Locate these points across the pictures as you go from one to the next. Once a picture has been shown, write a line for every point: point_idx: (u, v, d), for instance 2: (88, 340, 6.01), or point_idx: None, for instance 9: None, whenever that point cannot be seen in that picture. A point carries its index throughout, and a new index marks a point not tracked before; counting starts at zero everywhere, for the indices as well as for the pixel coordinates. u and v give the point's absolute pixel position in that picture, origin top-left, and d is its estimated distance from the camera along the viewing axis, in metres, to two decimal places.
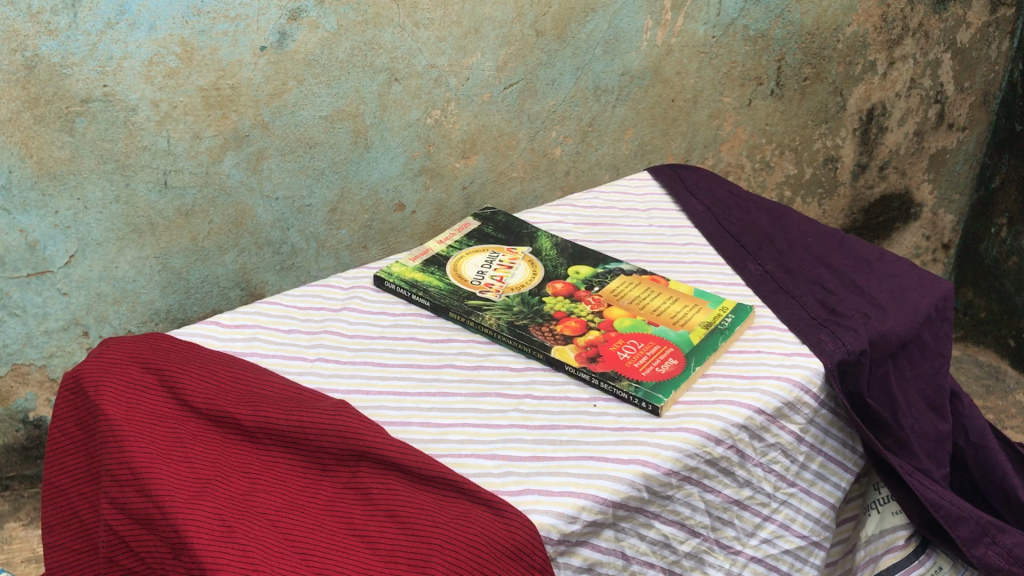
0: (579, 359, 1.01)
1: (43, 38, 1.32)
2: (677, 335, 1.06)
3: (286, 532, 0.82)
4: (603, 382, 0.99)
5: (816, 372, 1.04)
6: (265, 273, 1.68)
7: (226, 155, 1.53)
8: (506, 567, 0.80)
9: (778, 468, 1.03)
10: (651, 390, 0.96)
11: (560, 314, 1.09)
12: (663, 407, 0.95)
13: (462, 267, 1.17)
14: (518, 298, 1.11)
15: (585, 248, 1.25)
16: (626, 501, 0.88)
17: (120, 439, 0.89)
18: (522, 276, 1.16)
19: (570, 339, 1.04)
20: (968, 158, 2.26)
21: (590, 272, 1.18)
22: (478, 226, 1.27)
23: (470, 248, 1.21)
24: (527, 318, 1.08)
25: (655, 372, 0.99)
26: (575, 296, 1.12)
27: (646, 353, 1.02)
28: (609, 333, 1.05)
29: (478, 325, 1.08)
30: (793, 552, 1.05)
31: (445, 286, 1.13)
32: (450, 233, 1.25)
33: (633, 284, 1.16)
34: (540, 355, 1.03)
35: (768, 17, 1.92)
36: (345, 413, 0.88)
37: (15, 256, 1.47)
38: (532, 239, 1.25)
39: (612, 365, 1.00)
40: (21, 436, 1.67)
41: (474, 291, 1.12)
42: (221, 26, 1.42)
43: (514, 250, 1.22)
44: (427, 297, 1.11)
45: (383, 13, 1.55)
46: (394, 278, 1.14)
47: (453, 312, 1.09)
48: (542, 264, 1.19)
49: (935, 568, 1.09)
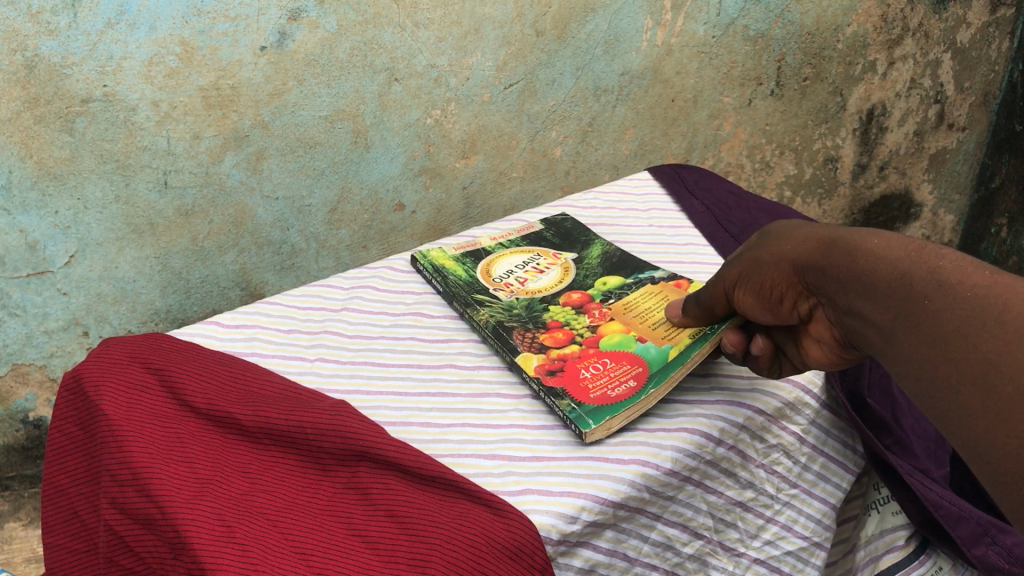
0: (538, 369, 0.98)
1: (43, 38, 1.31)
2: (657, 353, 0.99)
3: (286, 532, 0.82)
4: (548, 398, 0.95)
5: (816, 372, 1.04)
6: (265, 273, 1.70)
7: (226, 155, 1.53)
8: (506, 567, 0.80)
9: (780, 469, 1.03)
10: (584, 415, 0.91)
11: (555, 323, 1.07)
12: (587, 433, 0.89)
13: (496, 262, 1.20)
14: (525, 303, 1.10)
15: (633, 258, 1.22)
16: (626, 501, 0.88)
17: (120, 439, 0.88)
18: (546, 281, 1.16)
19: (543, 350, 1.02)
20: (967, 158, 2.28)
21: (617, 284, 1.15)
22: (541, 230, 1.30)
23: (516, 249, 1.24)
24: (519, 322, 1.07)
25: (603, 395, 0.94)
26: (583, 309, 1.10)
27: (607, 373, 0.97)
28: (586, 349, 1.01)
29: (472, 319, 1.08)
30: (795, 553, 1.04)
31: (465, 278, 1.16)
32: (507, 234, 1.29)
33: (651, 295, 1.12)
34: (506, 358, 1.02)
35: (768, 17, 1.91)
36: (345, 413, 0.88)
37: (15, 256, 1.47)
38: (583, 247, 1.25)
39: (564, 382, 0.96)
40: (21, 436, 1.67)
41: (490, 287, 1.14)
42: (221, 26, 1.42)
43: (559, 256, 1.22)
44: (443, 283, 1.14)
45: (383, 13, 1.54)
46: (427, 260, 1.18)
47: (458, 302, 1.11)
48: (574, 274, 1.18)
49: (935, 568, 1.08)
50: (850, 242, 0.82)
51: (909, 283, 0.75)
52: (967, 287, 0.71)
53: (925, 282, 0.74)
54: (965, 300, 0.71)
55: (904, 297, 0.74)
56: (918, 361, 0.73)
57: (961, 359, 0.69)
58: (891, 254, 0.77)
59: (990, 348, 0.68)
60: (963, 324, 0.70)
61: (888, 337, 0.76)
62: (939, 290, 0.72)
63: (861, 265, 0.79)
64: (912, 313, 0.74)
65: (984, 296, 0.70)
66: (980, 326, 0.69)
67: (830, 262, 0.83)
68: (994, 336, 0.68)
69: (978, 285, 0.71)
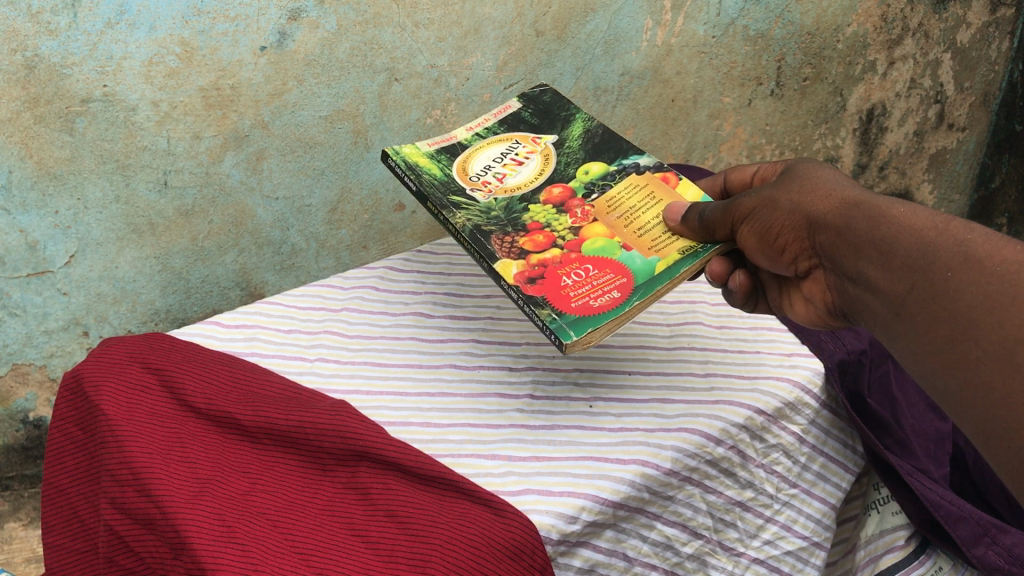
0: (519, 278, 0.96)
1: (43, 38, 1.31)
2: (642, 265, 0.98)
3: (286, 532, 0.82)
4: (527, 308, 0.92)
5: (815, 372, 1.05)
6: (265, 273, 1.70)
7: (226, 155, 1.53)
8: (506, 567, 0.80)
9: (780, 468, 1.02)
10: (567, 325, 0.89)
11: (536, 225, 1.03)
12: (569, 345, 0.87)
13: (473, 157, 1.12)
14: (504, 204, 1.06)
15: (618, 136, 1.15)
16: (626, 501, 0.89)
17: (120, 439, 0.89)
18: (526, 175, 1.10)
19: (523, 256, 0.99)
20: (967, 158, 2.28)
21: (600, 173, 1.10)
22: (518, 108, 1.19)
23: (493, 136, 1.15)
24: (498, 226, 1.02)
25: (585, 305, 0.92)
26: (566, 207, 1.06)
27: (590, 282, 0.95)
28: (568, 256, 1.00)
29: (445, 222, 1.02)
30: (795, 552, 1.02)
31: (440, 177, 1.08)
32: (483, 119, 1.18)
33: (638, 189, 1.08)
34: (482, 263, 0.98)
35: (767, 17, 1.91)
36: (345, 413, 0.88)
37: (15, 256, 1.47)
38: (563, 126, 1.17)
39: (545, 292, 0.94)
40: (21, 436, 1.67)
41: (466, 187, 1.07)
42: (221, 26, 1.42)
43: (538, 141, 1.14)
44: (416, 181, 1.06)
45: (383, 13, 1.54)
46: (398, 157, 1.09)
47: (431, 203, 1.04)
48: (555, 164, 1.12)
49: (935, 568, 1.08)
50: (874, 209, 0.87)
51: (933, 255, 0.80)
52: (993, 262, 0.76)
53: (951, 255, 0.79)
54: (990, 275, 0.75)
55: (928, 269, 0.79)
56: (935, 331, 0.78)
57: (978, 331, 0.75)
58: (918, 225, 0.82)
59: (1014, 322, 0.72)
60: (984, 297, 0.75)
61: (900, 302, 0.82)
62: (964, 265, 0.77)
63: (885, 232, 0.84)
64: (931, 284, 0.79)
65: (1008, 270, 0.75)
66: (1003, 300, 0.74)
67: (856, 226, 0.87)
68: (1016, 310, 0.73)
69: (1006, 261, 0.75)
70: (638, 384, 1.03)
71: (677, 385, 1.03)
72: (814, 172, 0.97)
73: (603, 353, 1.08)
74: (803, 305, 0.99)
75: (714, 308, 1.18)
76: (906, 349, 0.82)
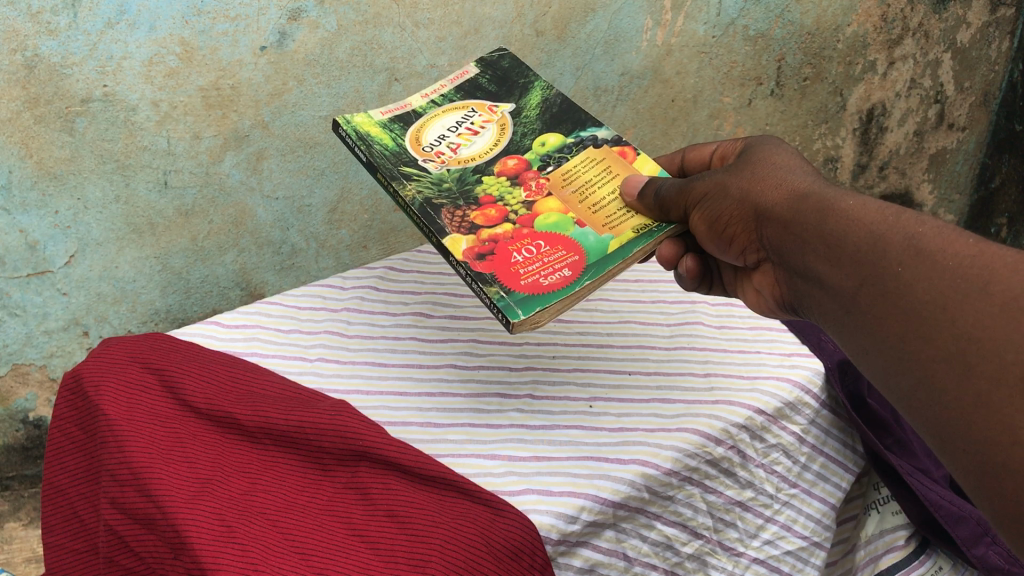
0: (468, 253, 0.93)
1: (43, 38, 1.31)
2: (596, 242, 0.96)
3: (286, 532, 0.82)
4: (475, 284, 0.90)
5: (815, 372, 1.05)
6: (265, 273, 1.70)
7: (226, 155, 1.53)
8: (506, 567, 0.80)
9: (780, 468, 1.02)
10: (514, 304, 0.87)
11: (488, 198, 1.00)
12: (517, 324, 0.85)
13: (427, 126, 1.08)
14: (456, 174, 1.02)
15: (576, 107, 1.12)
16: (626, 501, 0.89)
17: (120, 439, 0.89)
18: (480, 146, 1.06)
19: (472, 231, 0.96)
20: (967, 158, 2.29)
21: (557, 144, 1.07)
22: (476, 74, 1.15)
23: (449, 104, 1.10)
24: (449, 198, 0.99)
25: (535, 284, 0.90)
26: (519, 179, 1.03)
27: (541, 260, 0.93)
28: (519, 231, 0.97)
29: (396, 194, 0.98)
30: (794, 552, 1.02)
31: (391, 147, 1.04)
32: (439, 84, 1.14)
33: (593, 163, 1.06)
34: (432, 237, 0.95)
35: (768, 17, 1.90)
36: (345, 413, 0.88)
37: (15, 256, 1.47)
38: (522, 94, 1.12)
39: (494, 268, 0.92)
40: (21, 436, 1.67)
41: (418, 158, 1.03)
42: (221, 26, 1.41)
43: (495, 110, 1.10)
44: (366, 152, 1.02)
45: (383, 13, 1.54)
46: (349, 126, 1.04)
47: (381, 175, 1.00)
48: (511, 133, 1.08)
49: (936, 568, 1.08)
50: (825, 202, 0.85)
51: (882, 249, 0.77)
52: (944, 256, 0.73)
53: (900, 249, 0.76)
54: (941, 271, 0.72)
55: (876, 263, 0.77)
56: (884, 328, 0.76)
57: (930, 329, 0.71)
58: (867, 219, 0.80)
59: (967, 320, 0.69)
60: (935, 294, 0.72)
61: (849, 299, 0.79)
62: (915, 259, 0.74)
63: (835, 225, 0.82)
64: (880, 278, 0.76)
65: (960, 265, 0.72)
66: (957, 297, 0.70)
67: (807, 220, 0.85)
68: (968, 307, 0.69)
69: (960, 256, 0.72)
70: (638, 383, 1.03)
71: (677, 384, 1.03)
72: (775, 163, 0.95)
73: (603, 353, 1.08)
74: (755, 295, 1.02)
75: (713, 308, 1.17)
76: (860, 348, 0.79)
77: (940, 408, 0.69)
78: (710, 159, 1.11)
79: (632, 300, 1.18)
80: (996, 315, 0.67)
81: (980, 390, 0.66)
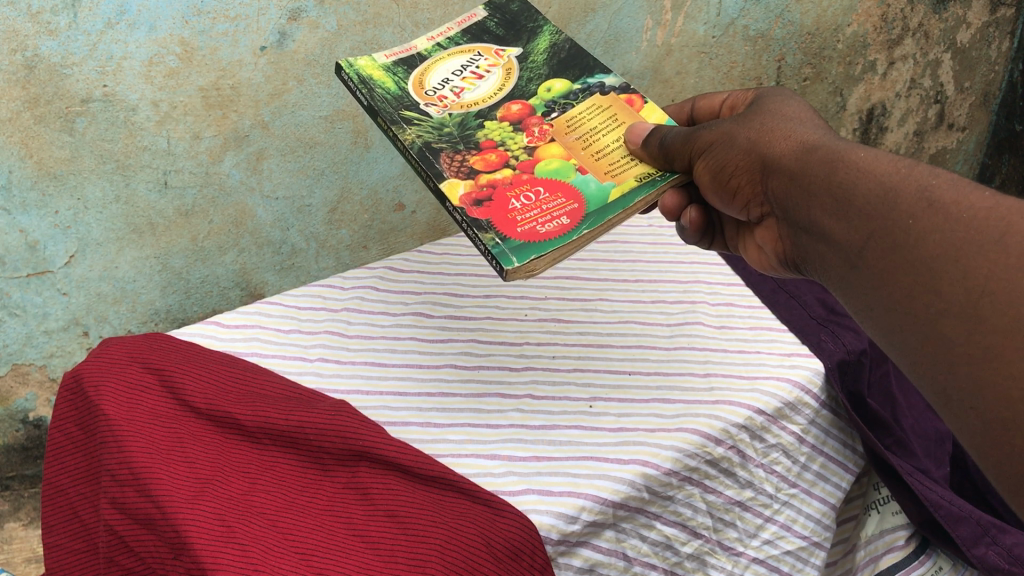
0: (464, 200, 0.93)
1: (43, 38, 1.31)
2: (597, 190, 0.96)
3: (286, 532, 0.82)
4: (470, 230, 0.90)
5: (815, 372, 1.05)
6: (265, 273, 1.70)
7: (226, 155, 1.53)
8: (506, 567, 0.81)
9: (780, 468, 1.02)
10: (509, 251, 0.87)
11: (488, 143, 1.00)
12: (510, 271, 0.85)
13: (431, 70, 1.08)
14: (458, 119, 1.03)
15: (585, 53, 1.12)
16: (626, 501, 0.89)
17: (120, 439, 0.89)
18: (484, 90, 1.06)
19: (471, 177, 0.96)
20: (967, 158, 2.30)
21: (563, 90, 1.07)
22: (484, 18, 1.15)
23: (454, 48, 1.11)
24: (449, 143, 0.99)
25: (531, 231, 0.90)
26: (522, 125, 1.03)
27: (539, 207, 0.93)
28: (518, 178, 0.97)
29: (395, 138, 0.99)
30: (794, 552, 1.02)
31: (393, 91, 1.04)
32: (447, 28, 1.14)
33: (600, 110, 1.06)
34: (430, 183, 0.95)
35: (768, 17, 1.90)
36: (345, 413, 0.88)
37: (15, 256, 1.47)
38: (529, 39, 1.12)
39: (490, 215, 0.92)
40: (21, 436, 1.67)
41: (420, 102, 1.04)
42: (221, 26, 1.41)
43: (502, 54, 1.10)
44: (368, 96, 1.03)
45: (383, 13, 1.54)
46: (352, 70, 1.06)
47: (381, 119, 1.01)
48: (516, 78, 1.08)
49: (935, 568, 1.09)
50: (834, 154, 0.84)
51: (893, 201, 0.76)
52: (960, 208, 0.72)
53: (913, 200, 0.75)
54: (955, 222, 0.71)
55: (886, 215, 0.76)
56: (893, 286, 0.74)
57: (942, 283, 0.70)
58: (879, 170, 0.79)
59: (980, 273, 0.67)
60: (948, 246, 0.70)
61: (856, 256, 0.78)
62: (928, 211, 0.73)
63: (844, 176, 0.81)
64: (891, 232, 0.75)
65: (978, 216, 0.70)
66: (971, 249, 0.69)
67: (814, 173, 0.84)
68: (982, 260, 0.67)
69: (975, 207, 0.71)
70: (638, 384, 1.03)
71: (677, 384, 1.03)
72: (786, 116, 0.94)
73: (603, 354, 1.08)
74: (756, 251, 1.04)
75: (714, 308, 1.17)
76: (868, 307, 0.78)
77: (948, 366, 0.68)
78: (720, 109, 1.11)
79: (633, 300, 1.18)
80: (1011, 265, 0.66)
81: (993, 344, 0.65)
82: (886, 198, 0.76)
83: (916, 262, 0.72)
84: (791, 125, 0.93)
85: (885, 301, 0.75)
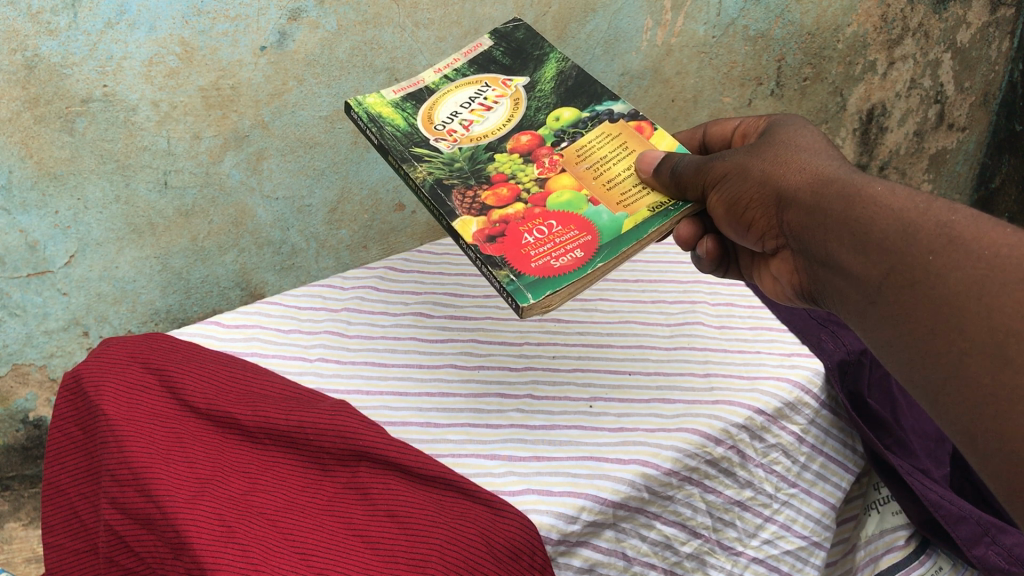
0: (477, 237, 0.94)
1: (43, 37, 1.31)
2: (610, 222, 0.96)
3: (286, 532, 0.82)
4: (485, 268, 0.91)
5: (815, 372, 1.05)
6: (265, 273, 1.70)
7: (226, 155, 1.53)
8: (506, 567, 0.81)
9: (780, 468, 1.02)
10: (524, 288, 0.87)
11: (499, 176, 1.01)
12: (526, 308, 0.86)
13: (439, 103, 1.08)
14: (468, 153, 1.03)
15: (592, 79, 1.11)
16: (626, 501, 0.89)
17: (120, 438, 0.89)
18: (493, 122, 1.06)
19: (483, 212, 0.96)
20: (967, 158, 2.30)
21: (572, 119, 1.06)
22: (490, 47, 1.14)
23: (461, 79, 1.11)
24: (460, 178, 1.00)
25: (546, 266, 0.90)
26: (533, 156, 1.03)
27: (553, 241, 0.93)
28: (531, 210, 0.97)
29: (406, 176, 1.00)
30: (794, 552, 1.02)
31: (403, 128, 1.05)
32: (453, 59, 1.13)
33: (609, 138, 1.05)
34: (443, 221, 0.96)
35: (768, 17, 1.90)
36: (345, 413, 0.88)
37: (15, 257, 1.47)
38: (536, 67, 1.12)
39: (504, 251, 0.92)
40: (21, 436, 1.67)
41: (429, 138, 1.04)
42: (221, 26, 1.41)
43: (509, 83, 1.10)
44: (378, 135, 1.03)
45: (383, 13, 1.54)
46: (360, 108, 1.06)
47: (391, 157, 1.01)
48: (524, 108, 1.08)
49: (936, 568, 1.08)
50: (850, 187, 0.84)
51: (912, 236, 0.76)
52: (983, 246, 0.72)
53: (932, 236, 0.75)
54: (976, 261, 0.71)
55: (906, 251, 0.76)
56: (915, 317, 0.74)
57: (964, 320, 0.70)
58: (897, 204, 0.79)
59: (1004, 312, 0.68)
60: (971, 284, 0.70)
61: (873, 290, 0.78)
62: (949, 247, 0.73)
63: (861, 210, 0.81)
64: (910, 267, 0.75)
65: (1001, 255, 0.70)
66: (994, 288, 0.69)
67: (830, 207, 0.84)
68: (1008, 299, 0.68)
69: (995, 246, 0.71)
70: (638, 384, 1.03)
71: (677, 385, 1.03)
72: (799, 146, 0.94)
73: (603, 353, 1.08)
74: (771, 281, 1.03)
75: (714, 308, 1.17)
76: (884, 334, 0.78)
77: (973, 402, 0.68)
78: (732, 134, 1.11)
79: (633, 301, 1.18)
80: None
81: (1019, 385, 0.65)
82: (906, 234, 0.76)
83: (936, 298, 0.73)
84: (804, 155, 0.92)
85: (905, 334, 0.76)
